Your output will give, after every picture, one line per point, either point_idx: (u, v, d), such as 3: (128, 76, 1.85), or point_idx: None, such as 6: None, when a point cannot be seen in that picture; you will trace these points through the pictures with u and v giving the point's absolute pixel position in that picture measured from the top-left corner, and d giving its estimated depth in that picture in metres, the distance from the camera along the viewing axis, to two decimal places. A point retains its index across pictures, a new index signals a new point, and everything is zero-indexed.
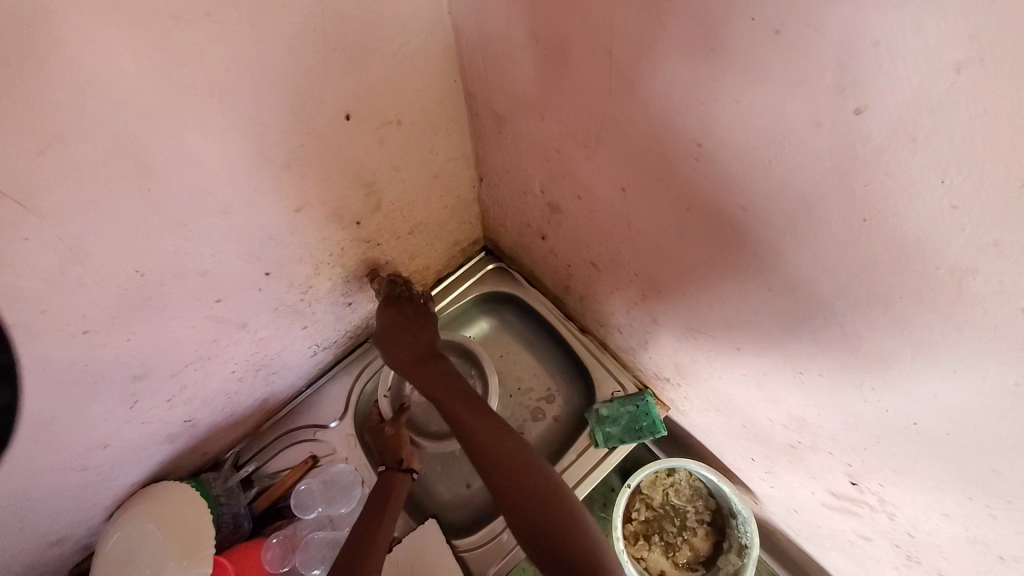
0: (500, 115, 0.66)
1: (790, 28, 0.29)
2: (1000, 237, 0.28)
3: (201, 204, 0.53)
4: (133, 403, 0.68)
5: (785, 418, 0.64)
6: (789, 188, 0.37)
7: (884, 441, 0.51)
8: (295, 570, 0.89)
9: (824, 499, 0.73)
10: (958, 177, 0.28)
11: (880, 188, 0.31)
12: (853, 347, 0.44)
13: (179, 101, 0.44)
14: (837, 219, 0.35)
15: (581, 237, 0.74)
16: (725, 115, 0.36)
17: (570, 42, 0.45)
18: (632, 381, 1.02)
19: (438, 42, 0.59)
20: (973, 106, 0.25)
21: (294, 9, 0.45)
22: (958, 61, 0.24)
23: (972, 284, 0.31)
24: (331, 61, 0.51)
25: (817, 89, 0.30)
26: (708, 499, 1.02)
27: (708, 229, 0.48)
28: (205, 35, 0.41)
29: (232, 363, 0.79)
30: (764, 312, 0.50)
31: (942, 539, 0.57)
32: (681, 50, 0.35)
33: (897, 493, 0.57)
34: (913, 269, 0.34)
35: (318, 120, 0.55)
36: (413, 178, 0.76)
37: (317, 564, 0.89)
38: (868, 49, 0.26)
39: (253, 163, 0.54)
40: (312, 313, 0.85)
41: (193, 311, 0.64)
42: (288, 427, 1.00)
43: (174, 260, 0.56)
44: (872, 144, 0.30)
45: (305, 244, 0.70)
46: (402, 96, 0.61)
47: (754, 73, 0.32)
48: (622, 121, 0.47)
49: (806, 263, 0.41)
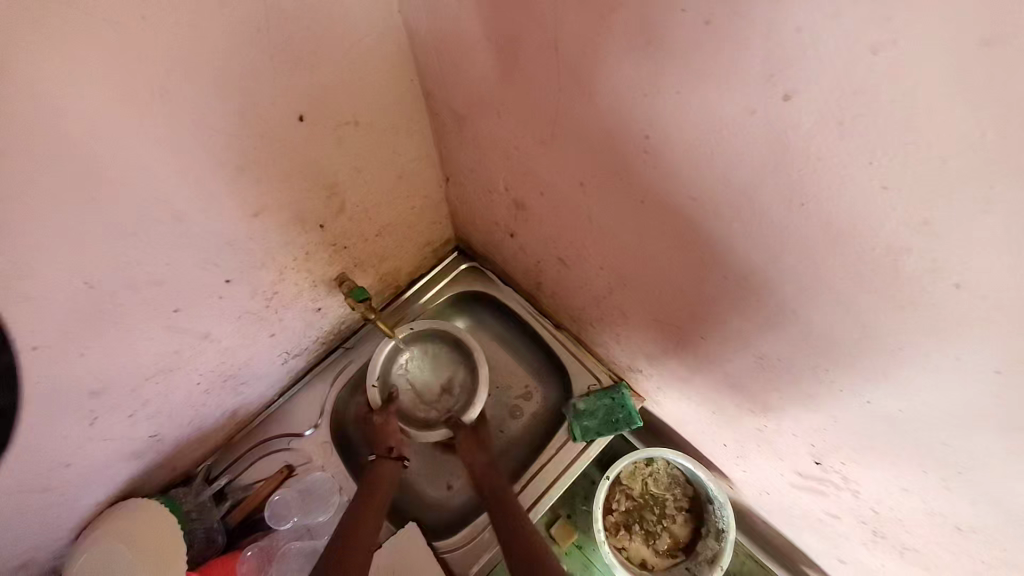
0: (460, 114, 0.66)
1: (718, 18, 0.29)
2: (929, 214, 0.29)
3: (152, 212, 0.52)
4: (92, 420, 0.66)
5: (750, 402, 0.65)
6: (733, 175, 0.37)
7: (841, 420, 0.52)
8: None
9: (793, 480, 0.75)
10: (884, 159, 0.28)
11: (816, 172, 0.32)
12: (804, 329, 0.45)
13: (119, 105, 0.42)
14: (779, 204, 0.36)
15: (547, 233, 0.75)
16: (668, 106, 0.37)
17: (519, 39, 0.45)
18: (606, 374, 1.02)
19: (392, 41, 0.58)
20: (892, 88, 0.26)
21: (236, 8, 0.43)
22: (876, 45, 0.25)
23: (907, 262, 0.32)
24: (279, 61, 0.50)
25: (748, 80, 0.31)
26: (686, 486, 1.04)
27: (665, 219, 0.48)
28: (141, 37, 0.40)
29: (197, 374, 0.77)
30: (723, 300, 0.51)
31: (903, 513, 0.59)
32: (622, 44, 0.36)
33: (858, 470, 0.59)
34: (852, 251, 0.35)
35: (270, 123, 0.54)
36: (376, 179, 0.75)
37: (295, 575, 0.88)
38: (792, 36, 0.27)
39: (205, 168, 0.53)
40: (279, 320, 0.84)
41: (151, 322, 0.62)
42: (261, 437, 0.98)
43: (126, 270, 0.54)
44: (803, 129, 0.30)
45: (267, 249, 0.69)
46: (357, 96, 0.60)
47: (691, 67, 0.33)
48: (576, 117, 0.47)
49: (756, 249, 0.42)
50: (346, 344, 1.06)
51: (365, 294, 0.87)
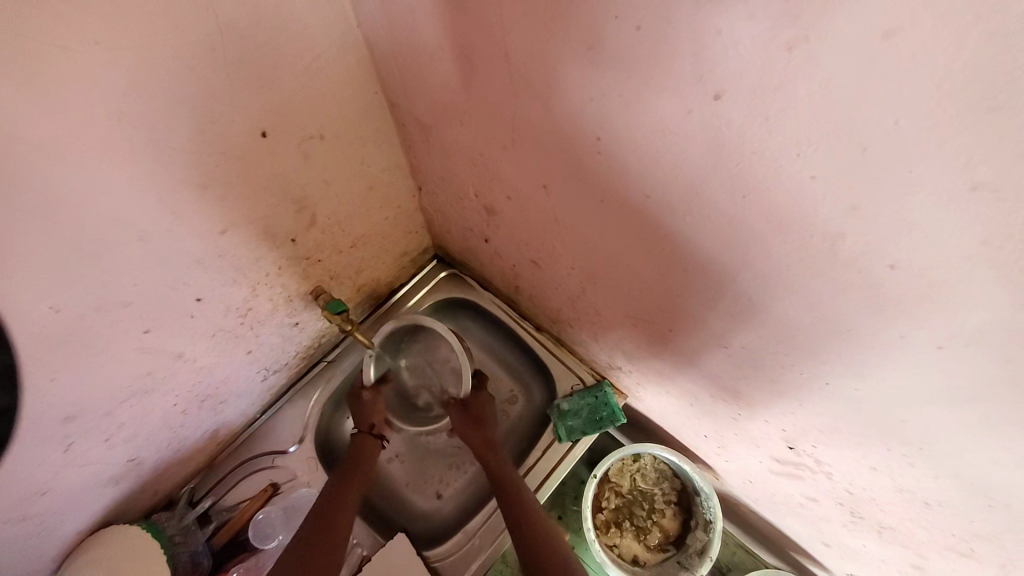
0: (424, 123, 0.67)
1: (648, 24, 0.31)
2: (857, 200, 0.31)
3: (117, 233, 0.51)
4: (66, 447, 0.65)
5: (723, 392, 0.67)
6: (680, 171, 0.39)
7: (807, 402, 0.54)
8: None
9: (771, 466, 0.76)
10: (811, 148, 0.30)
11: (753, 165, 0.34)
12: (761, 317, 0.47)
13: (77, 128, 0.42)
14: (724, 197, 0.38)
15: (518, 237, 0.76)
16: (614, 107, 0.38)
17: (472, 48, 0.46)
18: (589, 373, 1.03)
19: (352, 54, 0.59)
20: (808, 81, 0.27)
21: (190, 28, 0.44)
22: (789, 42, 0.26)
23: (845, 247, 0.34)
24: (237, 79, 0.50)
25: (681, 81, 0.32)
26: (673, 480, 1.05)
27: (624, 217, 0.50)
28: (94, 60, 0.40)
29: (173, 395, 0.76)
30: (688, 293, 0.53)
31: (874, 491, 0.61)
32: (566, 51, 0.37)
33: (828, 451, 0.60)
34: (794, 238, 0.36)
35: (232, 140, 0.55)
36: (346, 191, 0.75)
37: None
38: (714, 37, 0.28)
39: (168, 187, 0.53)
40: (256, 336, 0.83)
41: (121, 345, 0.61)
42: (244, 456, 0.97)
43: (94, 292, 0.53)
44: (735, 124, 0.32)
45: (238, 265, 0.68)
46: (320, 110, 0.61)
47: (630, 71, 0.34)
48: (532, 122, 0.48)
49: (709, 241, 0.43)
50: (328, 357, 1.05)
51: (341, 306, 0.86)
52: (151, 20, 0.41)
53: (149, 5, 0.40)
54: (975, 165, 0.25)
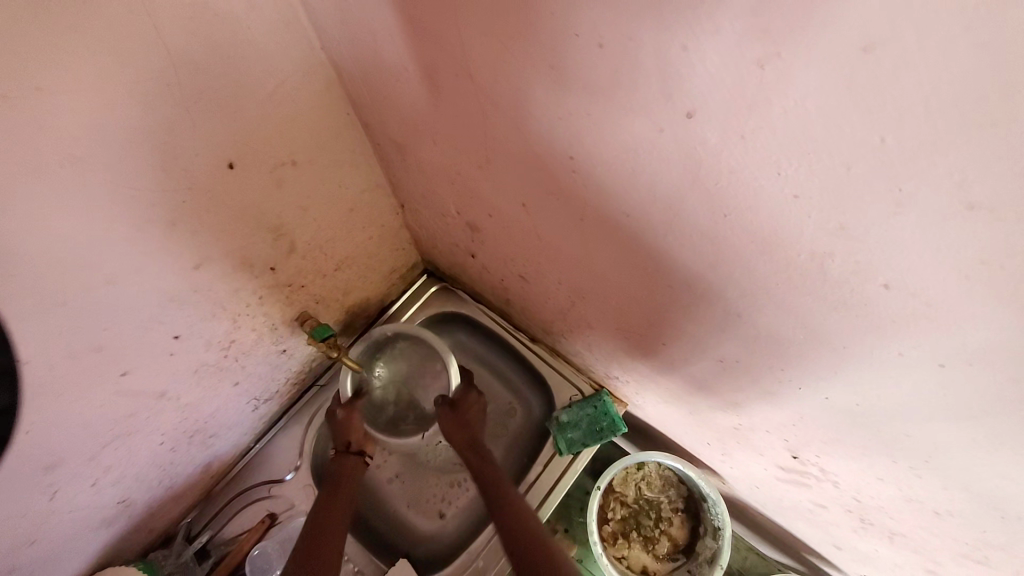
0: (399, 143, 0.65)
1: (610, 42, 0.29)
2: (844, 220, 0.29)
3: (82, 277, 0.49)
4: (52, 495, 0.62)
5: (721, 404, 0.64)
6: (657, 189, 0.37)
7: (808, 415, 0.52)
8: None
9: (777, 473, 0.74)
10: (791, 167, 0.28)
11: (734, 184, 0.32)
12: (755, 334, 0.45)
13: (29, 177, 0.40)
14: (705, 215, 0.36)
15: (503, 252, 0.74)
16: (585, 126, 0.36)
17: (436, 68, 0.44)
18: (587, 383, 1.01)
19: (319, 76, 0.57)
20: (784, 99, 0.25)
21: (140, 64, 0.42)
22: (761, 58, 0.24)
23: (834, 267, 0.32)
24: (196, 112, 0.48)
25: (652, 99, 0.30)
26: (679, 486, 1.02)
27: (607, 234, 0.48)
28: (39, 108, 0.38)
29: (159, 434, 0.73)
30: (678, 309, 0.51)
31: (882, 500, 0.59)
32: (530, 69, 0.35)
33: (833, 462, 0.58)
34: (783, 257, 0.34)
35: (197, 174, 0.52)
36: (325, 215, 0.73)
37: None
38: (681, 54, 0.26)
39: (134, 226, 0.50)
40: (242, 367, 0.81)
41: (97, 390, 0.58)
42: (240, 487, 0.95)
43: (64, 339, 0.51)
44: (711, 143, 0.30)
45: (216, 298, 0.66)
46: (289, 137, 0.59)
47: (597, 89, 0.32)
48: (504, 141, 0.46)
49: (694, 258, 0.41)
50: (320, 381, 1.03)
51: (328, 331, 0.84)
52: (95, 59, 0.39)
53: (92, 44, 0.38)
54: (970, 184, 0.23)
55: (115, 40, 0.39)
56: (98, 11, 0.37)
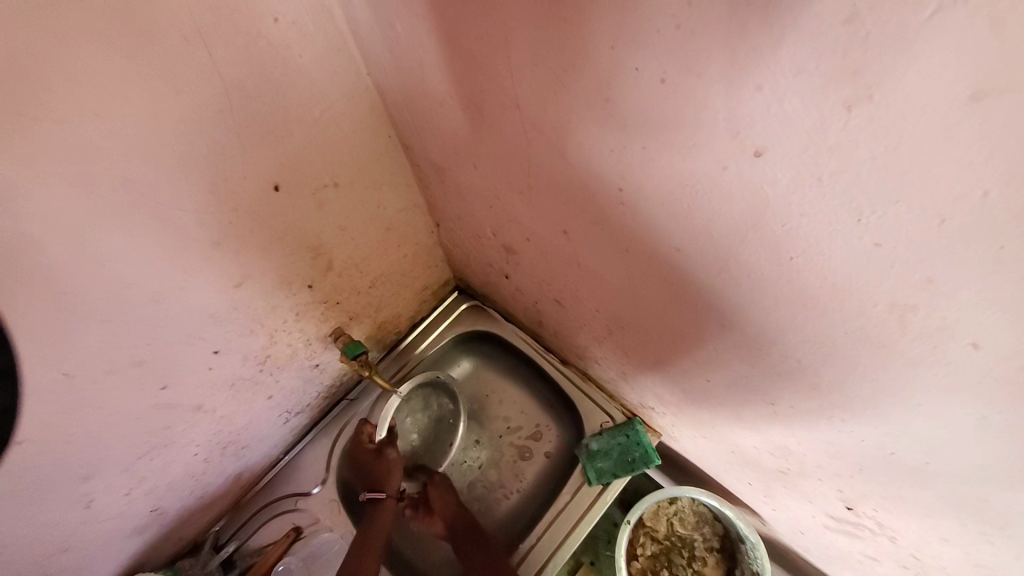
0: (439, 165, 0.64)
1: (672, 77, 0.27)
2: (933, 273, 0.26)
3: (128, 293, 0.50)
4: (88, 504, 0.62)
5: (767, 445, 0.60)
6: (715, 226, 0.35)
7: (868, 468, 0.48)
8: None
9: (826, 522, 0.69)
10: (873, 216, 0.26)
11: (805, 228, 0.30)
12: (815, 380, 0.42)
13: (79, 198, 0.41)
14: (766, 255, 0.34)
15: (538, 275, 0.72)
16: (637, 160, 0.35)
17: (481, 97, 0.44)
18: (619, 411, 0.97)
19: (363, 100, 0.57)
20: (871, 144, 0.23)
21: (194, 92, 0.42)
22: (847, 100, 0.22)
23: (914, 320, 0.29)
24: (246, 137, 0.49)
25: (714, 136, 0.28)
26: (714, 524, 0.96)
27: (653, 269, 0.46)
28: (93, 134, 0.39)
29: (193, 445, 0.73)
30: (725, 346, 0.48)
31: (949, 565, 0.53)
32: (580, 102, 0.34)
33: (892, 518, 0.53)
34: (858, 306, 0.32)
35: (245, 196, 0.53)
36: (363, 235, 0.73)
37: None
38: (753, 93, 0.25)
39: (180, 245, 0.51)
40: (276, 381, 0.82)
41: (136, 402, 0.59)
42: (268, 498, 0.94)
43: (107, 353, 0.52)
44: (780, 184, 0.28)
45: (253, 314, 0.67)
46: (332, 160, 0.59)
47: (653, 125, 0.31)
48: (547, 171, 0.45)
49: (752, 298, 0.38)
50: (350, 395, 1.02)
51: (359, 349, 0.85)
52: (151, 87, 0.40)
53: (148, 74, 0.39)
54: None
55: (174, 70, 0.40)
56: (154, 43, 0.38)
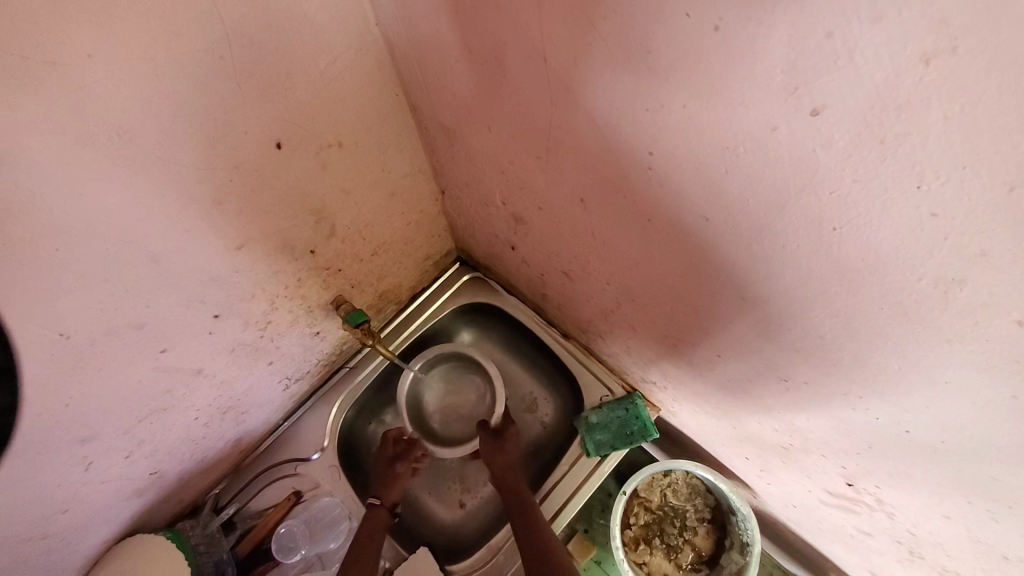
0: (449, 127, 0.62)
1: (729, 24, 0.25)
2: (986, 245, 0.25)
3: (126, 251, 0.47)
4: (88, 466, 0.61)
5: (771, 419, 0.61)
6: (752, 193, 0.33)
7: (877, 444, 0.48)
8: (309, 554, 0.88)
9: (821, 496, 0.70)
10: (935, 181, 0.24)
11: (855, 198, 0.28)
12: (842, 359, 0.41)
13: (74, 148, 0.38)
14: (806, 225, 0.32)
15: (548, 246, 0.71)
16: (673, 121, 0.33)
17: (503, 52, 0.41)
18: (620, 385, 0.97)
19: (370, 53, 0.54)
20: (946, 104, 0.22)
21: (194, 34, 0.39)
22: (927, 53, 0.21)
23: (959, 295, 0.28)
24: (250, 87, 0.45)
25: (768, 94, 0.27)
26: (707, 496, 0.98)
27: (674, 241, 0.45)
28: (89, 76, 0.36)
29: (193, 410, 0.72)
30: (742, 321, 0.47)
31: (945, 539, 0.54)
32: (617, 55, 0.32)
33: (894, 493, 0.54)
34: (897, 280, 0.31)
35: (247, 152, 0.50)
36: (367, 199, 0.70)
37: (332, 539, 0.90)
38: (820, 43, 0.23)
39: (179, 203, 0.48)
40: (276, 348, 0.80)
41: (136, 364, 0.57)
42: (267, 463, 0.94)
43: (105, 313, 0.50)
44: (834, 148, 0.27)
45: (255, 279, 0.65)
46: (339, 117, 0.56)
47: (699, 81, 0.29)
48: (571, 133, 0.43)
49: (783, 271, 0.37)
50: (350, 363, 1.02)
51: (362, 317, 0.83)
52: (149, 28, 0.36)
53: (146, 12, 0.36)
54: None
55: (172, 8, 0.37)
56: None
